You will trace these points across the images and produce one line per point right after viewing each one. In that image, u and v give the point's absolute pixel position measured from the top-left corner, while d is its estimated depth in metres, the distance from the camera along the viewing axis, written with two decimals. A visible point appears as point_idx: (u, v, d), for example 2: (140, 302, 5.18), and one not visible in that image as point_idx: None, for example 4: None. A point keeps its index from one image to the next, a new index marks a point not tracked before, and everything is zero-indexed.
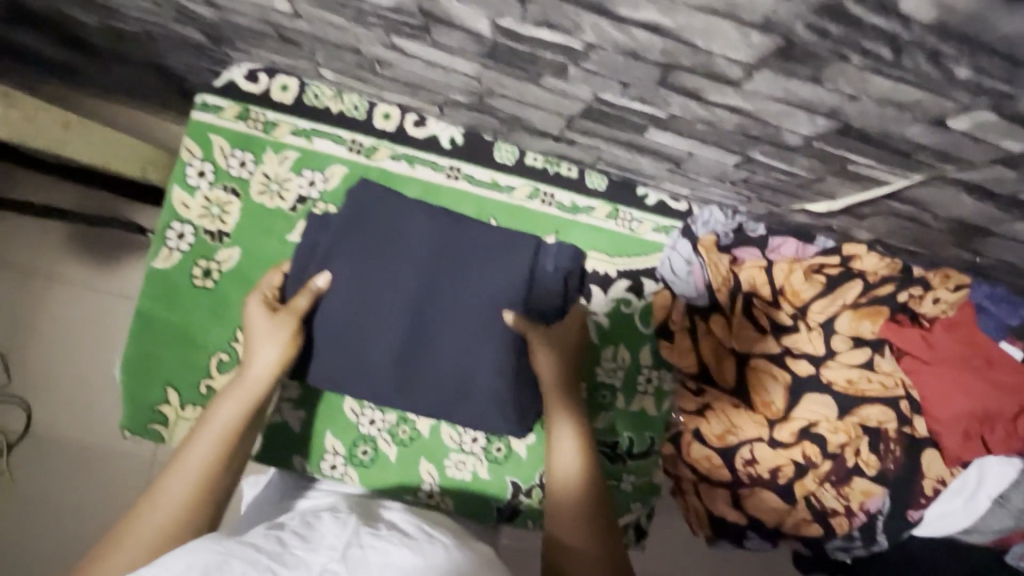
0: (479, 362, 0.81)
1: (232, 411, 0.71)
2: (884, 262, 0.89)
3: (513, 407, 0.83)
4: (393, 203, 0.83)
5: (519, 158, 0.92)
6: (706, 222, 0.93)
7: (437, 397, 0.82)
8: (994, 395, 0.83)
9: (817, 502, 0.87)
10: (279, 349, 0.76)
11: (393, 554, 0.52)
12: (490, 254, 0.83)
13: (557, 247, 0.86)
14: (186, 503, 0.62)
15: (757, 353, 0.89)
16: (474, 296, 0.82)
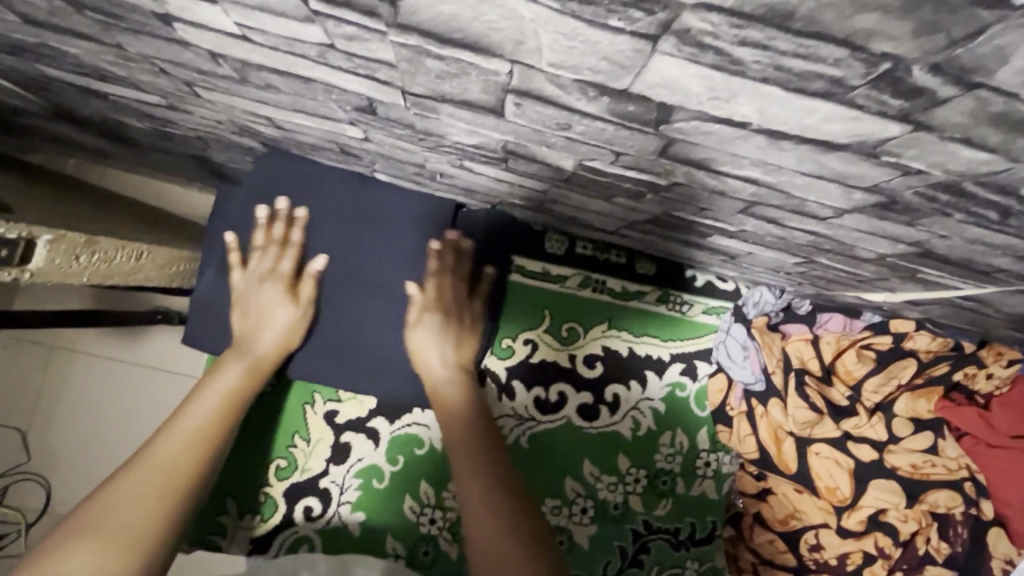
0: (395, 326, 0.84)
1: (228, 379, 0.71)
2: (936, 341, 0.89)
3: None
4: (305, 171, 0.82)
5: (569, 247, 0.92)
6: (756, 303, 0.92)
7: (356, 364, 0.84)
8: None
9: None
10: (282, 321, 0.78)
11: None
12: (408, 221, 0.84)
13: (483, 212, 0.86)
14: (187, 451, 0.61)
15: (817, 438, 0.88)
16: (391, 258, 0.84)
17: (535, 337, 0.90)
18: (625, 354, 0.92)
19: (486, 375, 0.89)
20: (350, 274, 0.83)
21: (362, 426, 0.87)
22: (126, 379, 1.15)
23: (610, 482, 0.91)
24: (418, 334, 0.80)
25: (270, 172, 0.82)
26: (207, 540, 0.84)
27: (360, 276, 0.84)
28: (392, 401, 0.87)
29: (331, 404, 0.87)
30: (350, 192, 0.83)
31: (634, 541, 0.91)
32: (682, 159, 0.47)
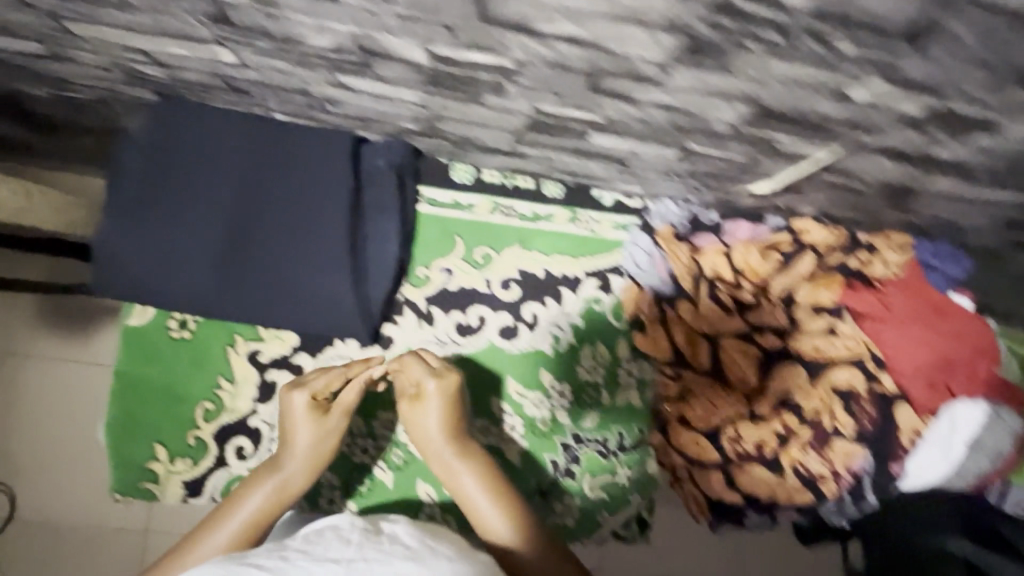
0: (303, 258, 0.84)
1: (260, 498, 0.76)
2: (830, 233, 0.94)
3: (354, 302, 0.84)
4: (203, 114, 0.83)
5: (477, 176, 0.94)
6: (661, 213, 0.97)
7: (265, 298, 0.84)
8: (950, 340, 0.89)
9: (802, 468, 0.90)
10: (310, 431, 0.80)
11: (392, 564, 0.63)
12: (310, 156, 0.85)
13: (385, 144, 0.87)
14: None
15: (725, 334, 0.92)
16: (294, 192, 0.85)
17: (450, 265, 0.93)
18: (540, 275, 0.95)
19: (406, 305, 0.91)
20: (259, 213, 0.84)
21: (286, 364, 0.88)
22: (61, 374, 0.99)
23: (536, 398, 0.94)
24: (411, 407, 0.83)
25: (170, 118, 0.83)
26: (142, 491, 0.85)
27: (268, 214, 0.84)
28: (307, 334, 0.87)
29: (253, 344, 0.88)
30: (251, 134, 0.84)
31: (566, 455, 0.94)
32: (503, 23, 0.50)
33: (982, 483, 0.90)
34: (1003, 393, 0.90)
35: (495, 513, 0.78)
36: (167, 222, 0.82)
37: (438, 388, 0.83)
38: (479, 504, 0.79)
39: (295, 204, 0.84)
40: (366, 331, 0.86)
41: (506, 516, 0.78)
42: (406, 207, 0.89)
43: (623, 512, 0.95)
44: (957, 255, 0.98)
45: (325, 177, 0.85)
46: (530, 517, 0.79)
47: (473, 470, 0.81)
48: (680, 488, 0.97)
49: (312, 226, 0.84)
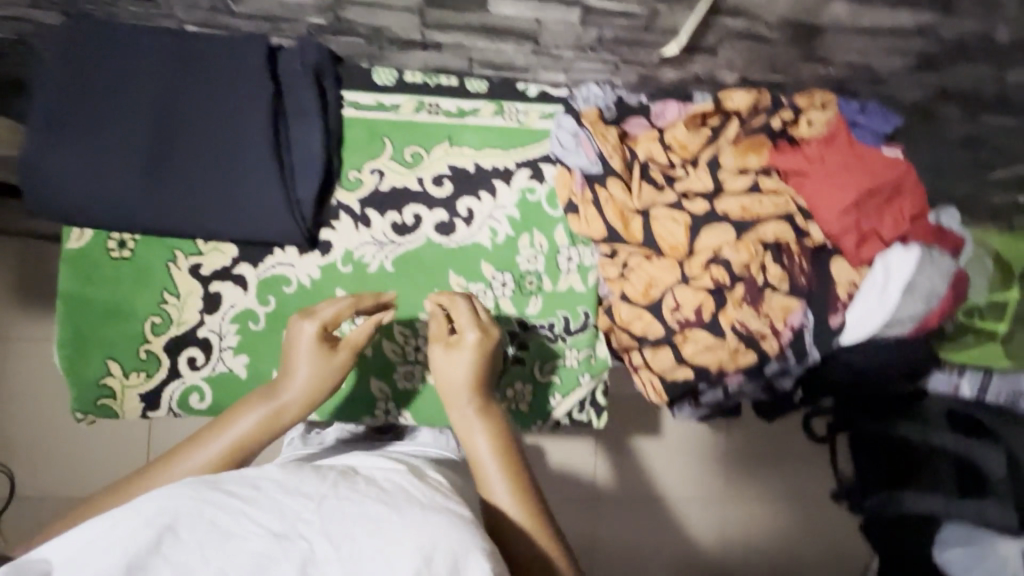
0: (226, 161, 0.85)
1: (247, 423, 0.76)
2: (751, 95, 0.94)
3: (282, 200, 0.85)
4: (113, 30, 0.85)
5: (398, 77, 0.95)
6: (587, 98, 0.97)
7: (193, 203, 0.84)
8: (866, 177, 0.87)
9: (743, 327, 0.90)
10: (309, 360, 0.80)
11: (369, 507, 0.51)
12: (224, 62, 0.86)
13: (299, 47, 0.89)
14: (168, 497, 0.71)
15: (657, 205, 0.92)
16: (211, 98, 0.85)
17: (380, 165, 0.94)
18: (471, 170, 0.96)
19: (340, 209, 0.92)
20: (180, 120, 0.85)
21: (228, 275, 0.90)
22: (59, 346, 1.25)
23: (479, 289, 0.95)
24: (445, 354, 0.82)
25: (79, 35, 0.84)
26: (102, 408, 0.88)
27: (191, 119, 0.85)
28: (241, 239, 0.88)
29: (194, 258, 0.89)
30: (165, 45, 0.85)
31: (513, 344, 0.96)
32: None
33: (921, 325, 0.93)
34: (932, 238, 0.93)
35: (498, 476, 0.73)
36: (85, 135, 0.82)
37: (478, 341, 0.82)
38: (487, 466, 0.74)
39: (216, 107, 0.85)
40: (297, 230, 0.87)
41: (508, 482, 0.73)
42: (326, 108, 0.90)
43: (577, 397, 0.99)
44: (885, 112, 1.00)
45: (244, 78, 0.86)
46: (531, 486, 0.74)
47: (487, 427, 0.78)
48: (636, 374, 0.99)
49: (236, 126, 0.85)
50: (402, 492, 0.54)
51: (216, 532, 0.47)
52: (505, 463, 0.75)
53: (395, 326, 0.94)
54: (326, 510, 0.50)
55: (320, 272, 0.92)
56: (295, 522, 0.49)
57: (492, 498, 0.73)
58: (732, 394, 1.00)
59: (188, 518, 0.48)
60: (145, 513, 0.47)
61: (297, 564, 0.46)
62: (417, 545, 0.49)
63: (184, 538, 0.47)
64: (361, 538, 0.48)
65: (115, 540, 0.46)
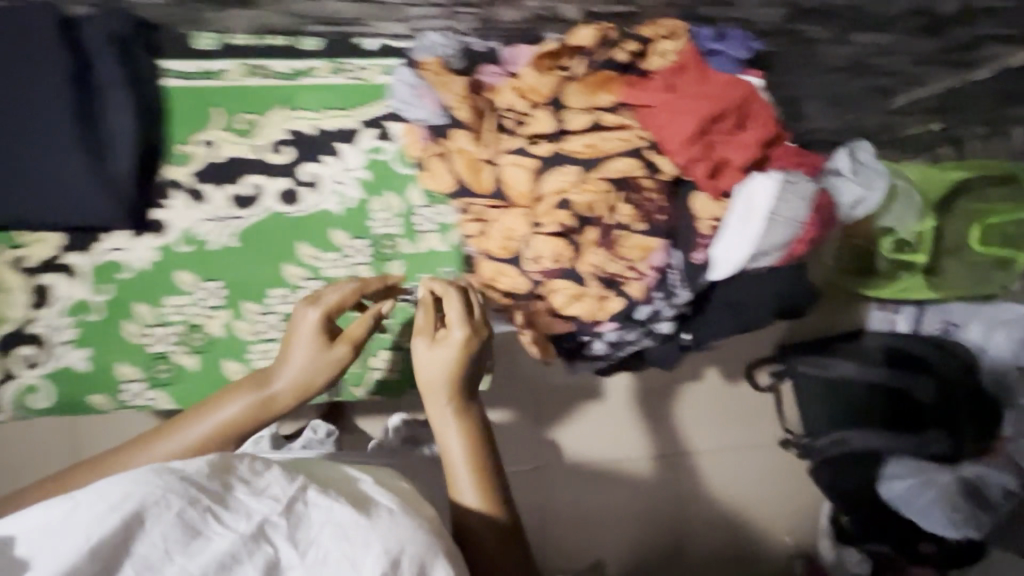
0: (26, 141, 0.78)
1: (235, 409, 0.76)
2: (596, 30, 0.89)
3: (99, 181, 0.81)
4: None
5: (223, 41, 0.89)
6: (427, 47, 0.92)
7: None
8: (710, 103, 0.83)
9: (602, 272, 0.88)
10: (302, 351, 0.79)
11: (336, 511, 0.55)
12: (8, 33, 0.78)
13: (100, 14, 0.83)
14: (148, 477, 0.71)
15: (504, 152, 0.88)
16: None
17: (212, 137, 0.88)
18: (312, 133, 0.91)
19: (173, 187, 0.88)
20: None
21: (53, 266, 0.84)
22: None
23: (333, 258, 0.91)
24: (428, 348, 0.81)
25: None
26: None
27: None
28: (60, 226, 0.82)
29: (12, 253, 0.83)
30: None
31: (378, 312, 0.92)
32: None
33: (789, 254, 0.90)
34: (795, 160, 0.89)
35: (466, 479, 0.75)
36: None
37: (464, 339, 0.80)
38: (456, 465, 0.75)
39: (6, 82, 0.78)
40: (123, 212, 0.83)
41: (474, 481, 0.75)
42: (138, 79, 0.85)
43: None
44: (746, 36, 0.94)
45: (35, 51, 0.79)
46: (497, 487, 0.76)
47: (462, 427, 0.78)
48: (521, 331, 0.97)
49: (33, 103, 0.79)
50: (371, 501, 0.59)
51: (184, 528, 0.49)
52: (480, 461, 0.76)
53: (246, 304, 0.89)
54: (293, 515, 0.54)
55: (157, 254, 0.87)
56: (262, 523, 0.52)
57: (457, 497, 0.75)
58: (614, 344, 0.96)
59: (156, 510, 0.49)
60: (111, 495, 0.50)
61: (260, 566, 0.49)
62: (383, 545, 0.54)
63: (150, 529, 0.48)
64: (328, 541, 0.53)
65: (83, 524, 0.47)
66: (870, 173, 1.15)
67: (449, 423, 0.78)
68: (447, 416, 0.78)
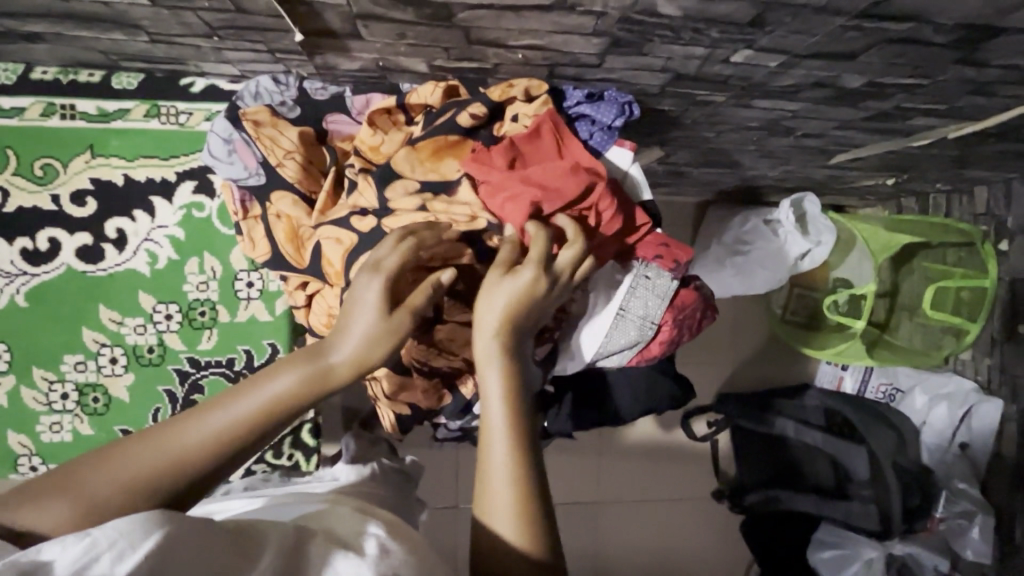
0: None
1: (290, 382, 0.59)
2: (439, 87, 0.80)
3: None
4: None
5: (24, 73, 0.79)
6: (256, 93, 0.82)
7: None
8: (539, 189, 0.73)
9: (423, 364, 0.79)
10: (380, 312, 0.62)
11: (337, 561, 0.48)
12: None
13: None
14: (202, 449, 0.54)
15: (324, 223, 0.77)
16: None
17: (4, 182, 0.79)
18: (120, 183, 0.81)
19: None
20: None
21: None
22: None
23: (137, 325, 0.82)
24: (492, 294, 0.68)
25: None
26: None
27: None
28: None
29: None
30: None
31: (185, 387, 0.83)
32: None
33: (643, 355, 0.80)
34: (655, 251, 0.78)
35: (505, 495, 0.61)
36: None
37: (531, 283, 0.68)
38: (494, 434, 0.64)
39: None
40: None
41: (513, 499, 0.61)
42: None
43: (275, 440, 0.89)
44: (624, 100, 0.84)
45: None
46: (536, 492, 0.62)
47: (507, 383, 0.66)
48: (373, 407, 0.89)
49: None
50: (366, 542, 0.52)
51: (230, 554, 0.44)
52: (524, 431, 0.65)
53: (34, 371, 0.81)
54: (306, 547, 0.49)
55: None
56: (286, 551, 0.47)
57: (489, 505, 0.62)
58: (461, 427, 0.91)
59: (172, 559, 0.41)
60: (129, 534, 0.40)
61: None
62: None
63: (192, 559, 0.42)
64: None
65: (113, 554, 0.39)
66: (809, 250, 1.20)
67: (495, 380, 0.66)
68: (493, 373, 0.67)
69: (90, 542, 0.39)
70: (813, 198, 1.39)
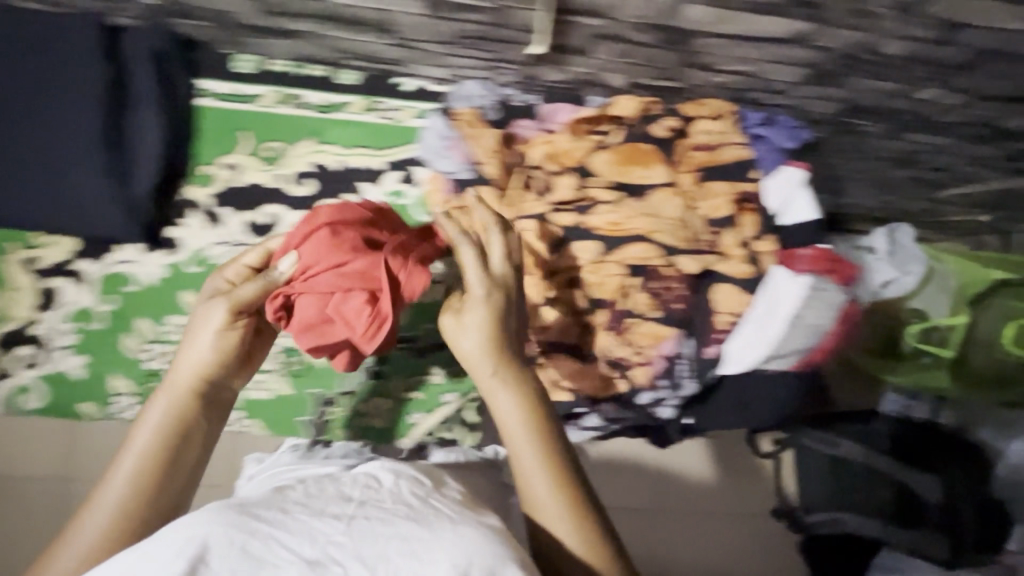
0: (55, 148, 0.78)
1: (149, 431, 0.62)
2: (639, 102, 0.87)
3: (117, 195, 0.80)
4: None
5: (261, 65, 0.88)
6: (465, 96, 0.90)
7: (18, 196, 0.78)
8: (349, 250, 0.66)
9: (607, 355, 0.84)
10: (213, 342, 0.66)
11: (397, 525, 0.50)
12: (41, 39, 0.78)
13: (142, 28, 0.81)
14: (119, 511, 0.58)
15: (524, 214, 0.85)
16: (37, 78, 0.78)
17: (236, 160, 0.88)
18: (336, 167, 0.90)
19: (188, 206, 0.87)
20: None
21: (64, 270, 0.85)
22: None
23: None
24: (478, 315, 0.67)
25: None
26: None
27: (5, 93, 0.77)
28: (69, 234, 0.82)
29: (31, 252, 0.84)
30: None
31: (373, 357, 0.91)
32: None
33: (806, 361, 0.86)
34: (826, 265, 0.85)
35: (540, 479, 0.62)
36: None
37: (487, 295, 0.68)
38: (512, 427, 0.64)
39: (40, 89, 0.78)
40: (131, 228, 0.82)
41: (550, 478, 0.62)
42: (171, 96, 0.83)
43: (444, 418, 0.93)
44: (795, 125, 0.92)
45: (72, 59, 0.78)
46: (563, 453, 0.64)
47: (513, 385, 0.65)
48: None
49: (67, 112, 0.78)
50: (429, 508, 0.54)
51: (249, 560, 0.46)
52: (545, 406, 0.65)
53: None
54: (355, 531, 0.50)
55: (166, 271, 0.87)
56: (326, 545, 0.48)
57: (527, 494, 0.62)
58: (608, 424, 0.91)
59: (220, 549, 0.47)
60: (179, 542, 0.47)
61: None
62: (450, 560, 0.48)
63: (216, 565, 0.46)
64: (393, 558, 0.48)
65: (158, 558, 0.47)
66: (907, 258, 0.97)
67: (501, 386, 0.65)
68: (497, 379, 0.65)
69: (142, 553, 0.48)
70: (906, 226, 1.01)
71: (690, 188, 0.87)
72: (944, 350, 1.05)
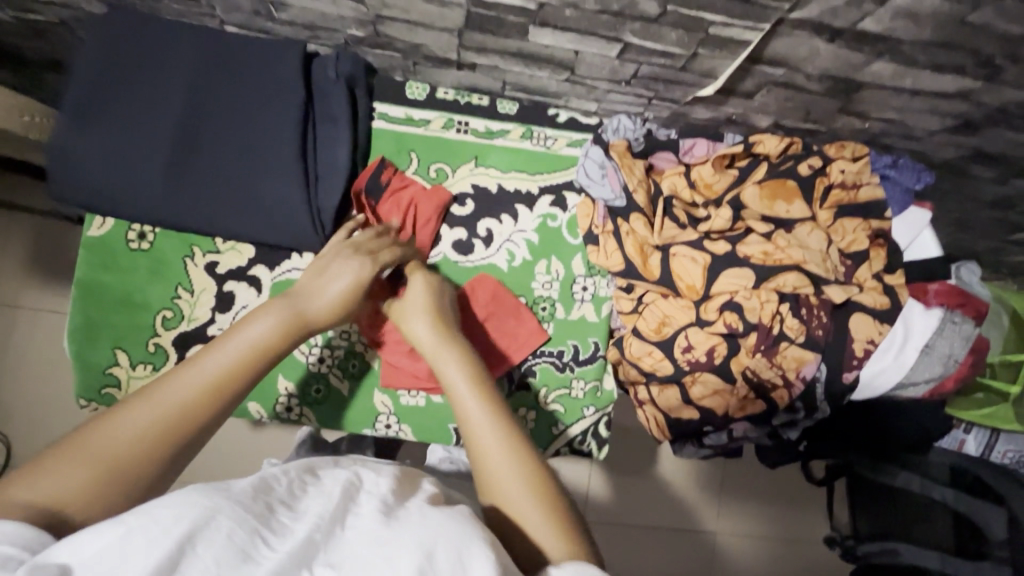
0: (253, 163, 0.85)
1: (265, 331, 0.61)
2: (783, 142, 0.94)
3: (306, 208, 0.85)
4: (152, 21, 0.86)
5: (430, 93, 0.95)
6: (616, 129, 0.96)
7: (215, 205, 0.85)
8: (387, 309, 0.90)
9: (754, 375, 0.88)
10: (341, 288, 0.72)
11: (376, 522, 0.43)
12: (251, 65, 0.86)
13: (335, 55, 0.89)
14: (194, 402, 0.53)
15: (678, 242, 0.91)
16: (244, 99, 0.86)
17: None
18: (494, 190, 0.96)
19: None
20: (207, 125, 0.85)
21: (243, 275, 0.90)
22: (65, 366, 1.30)
23: None
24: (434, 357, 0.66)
25: (120, 27, 0.85)
26: (105, 395, 0.89)
27: (218, 113, 0.85)
28: (255, 242, 0.89)
29: (211, 256, 0.90)
30: (202, 42, 0.86)
31: (519, 370, 0.95)
32: None
33: (936, 389, 0.91)
34: (958, 300, 0.90)
35: (505, 469, 0.55)
36: (125, 134, 0.84)
37: (436, 290, 0.80)
38: (454, 390, 0.62)
39: (246, 109, 0.86)
40: (313, 238, 0.87)
41: (512, 467, 0.55)
42: (357, 119, 0.90)
43: (580, 430, 0.97)
44: (919, 168, 0.97)
45: (277, 81, 0.86)
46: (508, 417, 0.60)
47: (459, 354, 0.66)
48: (639, 408, 0.97)
49: (268, 129, 0.85)
50: (407, 501, 0.47)
51: (236, 552, 0.39)
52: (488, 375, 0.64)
53: None
54: (335, 532, 0.42)
55: None
56: (306, 541, 0.41)
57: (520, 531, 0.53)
58: (736, 439, 0.96)
59: (208, 532, 0.39)
60: (161, 517, 0.39)
61: None
62: (420, 544, 0.41)
63: (202, 554, 0.38)
64: (369, 552, 0.40)
65: (130, 556, 0.37)
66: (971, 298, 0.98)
67: (450, 354, 0.66)
68: (448, 350, 0.67)
69: (127, 530, 0.38)
70: (974, 264, 1.00)
71: (827, 223, 0.93)
72: (1009, 385, 0.95)
